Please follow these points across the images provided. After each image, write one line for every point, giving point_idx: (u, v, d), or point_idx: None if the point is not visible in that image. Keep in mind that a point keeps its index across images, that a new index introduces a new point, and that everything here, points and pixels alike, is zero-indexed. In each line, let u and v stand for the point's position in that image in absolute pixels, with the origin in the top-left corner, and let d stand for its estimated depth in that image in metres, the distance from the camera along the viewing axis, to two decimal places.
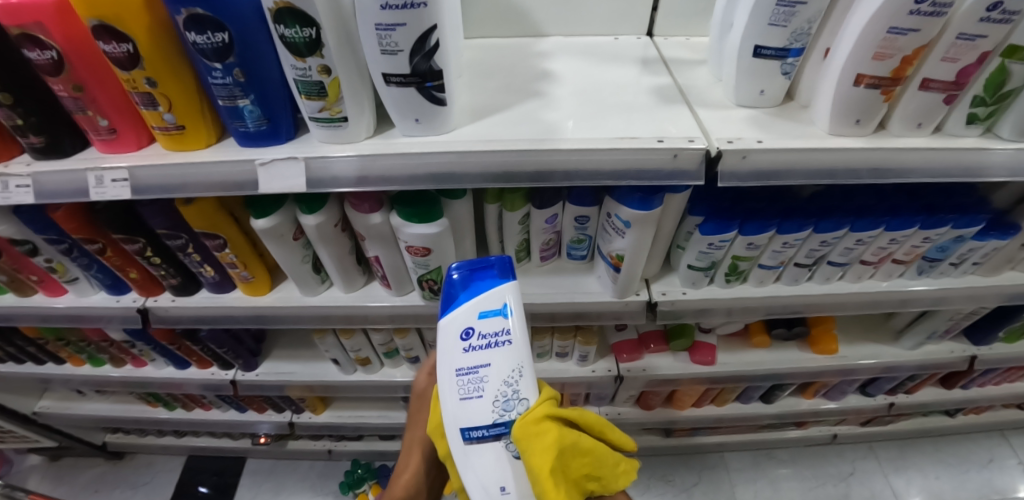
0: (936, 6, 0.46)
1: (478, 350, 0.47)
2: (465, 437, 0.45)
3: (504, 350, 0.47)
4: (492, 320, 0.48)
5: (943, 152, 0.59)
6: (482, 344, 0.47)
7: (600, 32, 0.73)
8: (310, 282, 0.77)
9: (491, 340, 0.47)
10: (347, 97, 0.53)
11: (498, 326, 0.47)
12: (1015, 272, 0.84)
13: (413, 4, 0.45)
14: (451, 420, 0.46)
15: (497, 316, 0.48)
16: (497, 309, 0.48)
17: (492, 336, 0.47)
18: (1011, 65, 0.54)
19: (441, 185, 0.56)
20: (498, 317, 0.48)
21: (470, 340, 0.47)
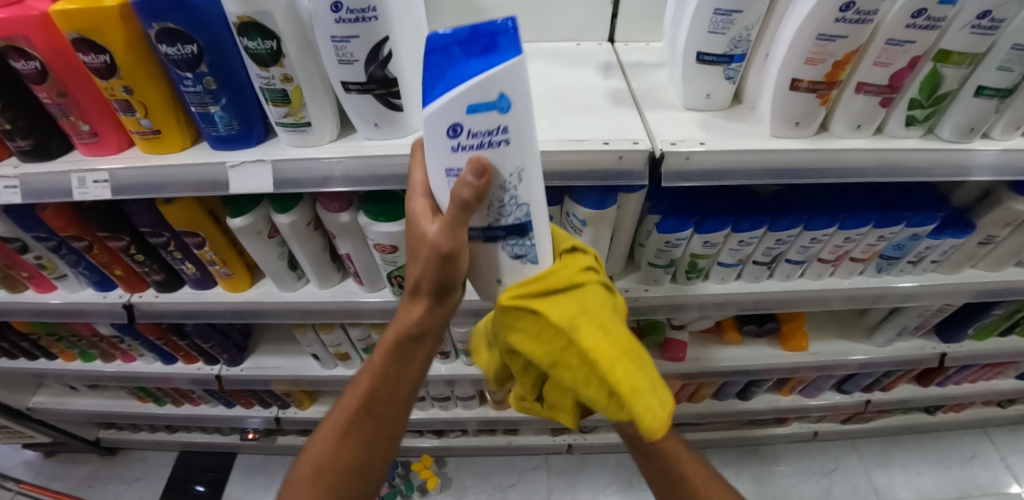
0: (860, 14, 0.49)
1: (468, 151, 0.41)
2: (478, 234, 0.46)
3: (502, 149, 0.40)
4: (483, 116, 0.39)
5: (885, 152, 0.61)
6: (472, 144, 0.40)
7: (565, 37, 0.76)
8: (287, 278, 0.80)
9: (484, 140, 0.40)
10: (310, 103, 0.56)
11: (492, 123, 0.39)
12: (977, 269, 0.86)
13: (365, 17, 0.49)
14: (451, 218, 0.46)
15: (493, 111, 0.38)
16: (490, 102, 0.38)
17: (484, 135, 0.40)
18: (944, 69, 0.56)
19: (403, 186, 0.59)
20: (492, 112, 0.39)
21: (459, 139, 0.40)
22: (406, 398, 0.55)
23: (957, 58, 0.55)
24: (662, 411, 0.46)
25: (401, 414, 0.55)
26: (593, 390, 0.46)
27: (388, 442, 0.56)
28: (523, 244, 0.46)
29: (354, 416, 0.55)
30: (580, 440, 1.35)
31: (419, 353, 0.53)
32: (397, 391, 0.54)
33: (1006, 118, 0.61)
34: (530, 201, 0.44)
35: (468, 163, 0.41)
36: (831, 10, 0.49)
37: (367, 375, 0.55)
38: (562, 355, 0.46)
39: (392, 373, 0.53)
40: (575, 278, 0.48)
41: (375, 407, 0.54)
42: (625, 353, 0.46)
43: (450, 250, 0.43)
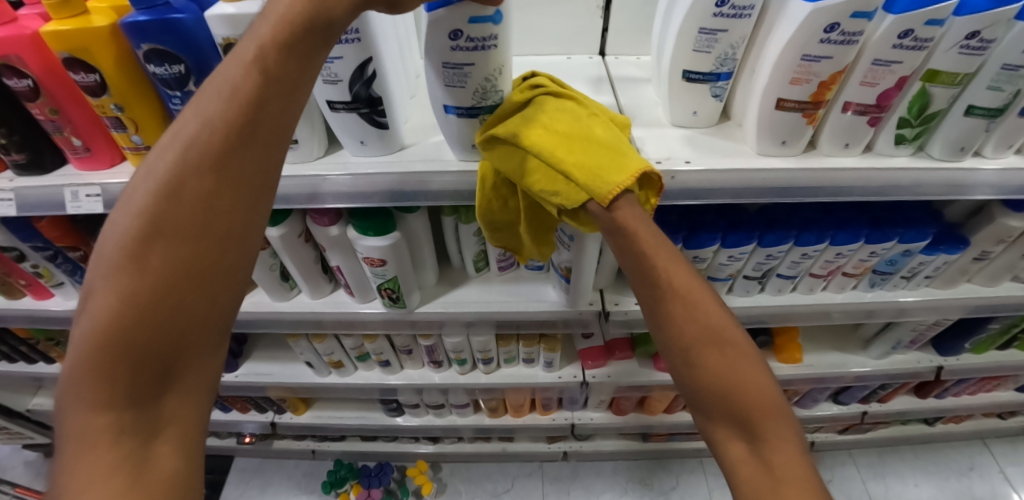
0: (846, 35, 0.48)
1: (465, 52, 0.49)
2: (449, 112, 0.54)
3: (490, 52, 0.49)
4: (480, 26, 0.47)
5: (873, 171, 0.61)
6: (469, 47, 0.48)
7: (554, 51, 0.76)
8: (279, 288, 0.81)
9: (479, 44, 0.48)
10: (297, 121, 0.56)
11: (486, 33, 0.48)
12: (972, 284, 0.85)
13: (348, 39, 0.50)
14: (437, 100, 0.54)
15: (488, 24, 0.47)
16: (489, 17, 0.47)
17: (480, 41, 0.48)
18: (933, 89, 0.55)
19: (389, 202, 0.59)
20: (488, 24, 0.47)
21: (458, 41, 0.48)
22: (228, 272, 0.42)
23: (946, 77, 0.54)
24: (611, 174, 0.49)
25: (224, 294, 0.43)
26: (557, 181, 0.52)
27: (209, 345, 0.43)
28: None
29: (126, 311, 0.39)
30: (574, 447, 1.35)
31: (230, 198, 0.42)
32: (200, 250, 0.41)
33: (996, 136, 0.61)
34: (504, 88, 0.54)
35: (462, 58, 0.49)
36: (816, 31, 0.49)
37: (143, 252, 0.40)
38: (525, 162, 0.53)
39: (193, 222, 0.41)
40: (525, 103, 0.54)
41: (178, 282, 0.40)
42: (572, 136, 0.51)
43: (285, 44, 0.42)
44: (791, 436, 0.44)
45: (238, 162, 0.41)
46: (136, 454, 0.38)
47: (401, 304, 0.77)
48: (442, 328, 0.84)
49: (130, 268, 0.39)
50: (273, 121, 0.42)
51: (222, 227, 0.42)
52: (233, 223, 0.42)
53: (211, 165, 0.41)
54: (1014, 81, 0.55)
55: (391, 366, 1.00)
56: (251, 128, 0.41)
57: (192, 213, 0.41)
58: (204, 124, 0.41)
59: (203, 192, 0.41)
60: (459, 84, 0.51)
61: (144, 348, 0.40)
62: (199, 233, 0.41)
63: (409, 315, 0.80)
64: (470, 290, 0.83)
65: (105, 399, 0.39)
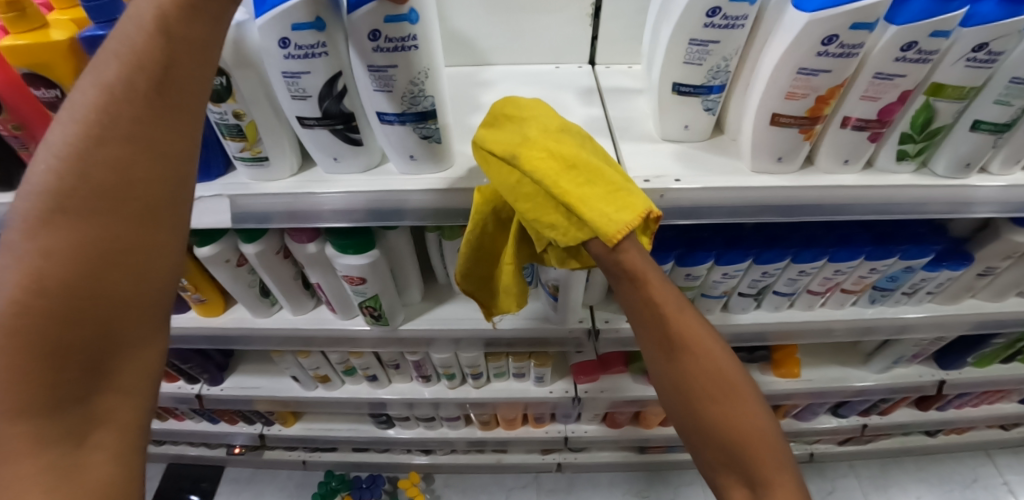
0: (844, 48, 0.45)
1: (386, 53, 0.45)
2: (381, 119, 0.51)
3: (412, 53, 0.46)
4: (397, 25, 0.44)
5: (874, 189, 0.58)
6: (389, 47, 0.45)
7: (543, 59, 0.73)
8: (260, 304, 0.78)
9: (398, 44, 0.45)
10: (266, 137, 0.54)
11: (404, 32, 0.44)
12: (977, 299, 0.82)
13: (314, 53, 0.47)
14: (368, 107, 0.51)
15: (404, 22, 0.44)
16: (403, 14, 0.43)
17: (398, 41, 0.45)
18: (937, 103, 0.52)
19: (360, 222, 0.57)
20: (405, 23, 0.44)
21: (377, 42, 0.45)
22: (157, 251, 0.37)
23: (952, 91, 0.51)
24: (619, 214, 0.44)
25: (154, 276, 0.37)
26: (546, 206, 0.48)
27: (142, 336, 0.38)
28: (429, 127, 0.52)
29: (28, 307, 0.33)
30: (569, 459, 1.32)
31: (152, 169, 0.36)
32: (121, 230, 0.35)
33: (1004, 152, 0.58)
34: (435, 93, 0.50)
35: (384, 60, 0.46)
36: (813, 44, 0.46)
37: (46, 238, 0.33)
38: (508, 181, 0.48)
39: (106, 200, 0.35)
40: (512, 120, 0.50)
41: (97, 267, 0.35)
42: (563, 158, 0.46)
43: (190, 3, 0.36)
44: (781, 465, 0.45)
45: (158, 131, 0.36)
46: (66, 459, 0.34)
47: (383, 322, 0.75)
48: (431, 346, 0.82)
49: (34, 257, 0.33)
50: (189, 86, 0.37)
51: (143, 204, 0.36)
52: (157, 198, 0.37)
53: (122, 135, 0.35)
54: None
55: (379, 380, 0.98)
56: (164, 89, 0.36)
57: (104, 190, 0.35)
58: (109, 89, 0.35)
59: (116, 165, 0.35)
60: (385, 89, 0.48)
61: (61, 347, 0.34)
62: (118, 211, 0.35)
63: (394, 332, 0.78)
64: (457, 306, 0.80)
65: (17, 410, 0.33)
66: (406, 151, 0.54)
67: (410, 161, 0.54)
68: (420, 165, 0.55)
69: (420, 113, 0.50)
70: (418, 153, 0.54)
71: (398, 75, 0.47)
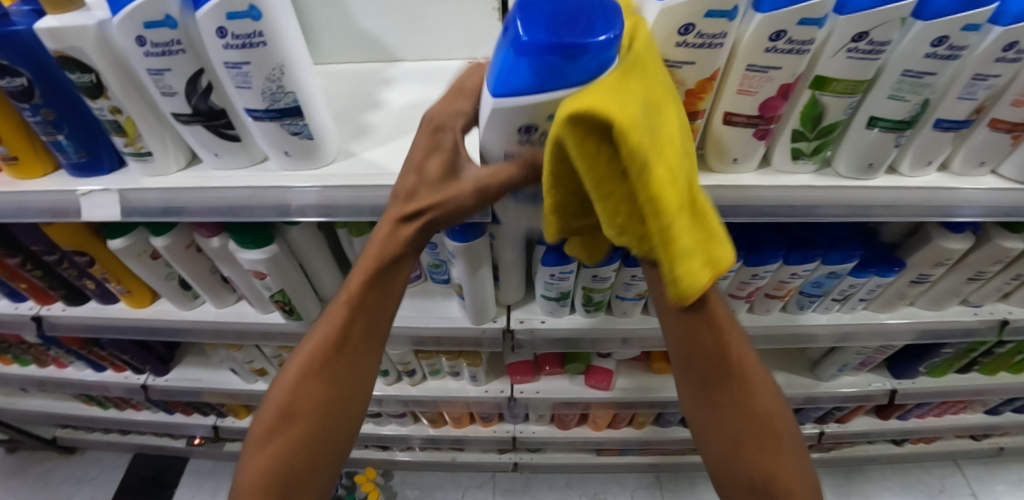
0: (704, 38, 0.43)
1: (236, 50, 0.46)
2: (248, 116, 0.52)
3: (262, 50, 0.47)
4: (242, 23, 0.44)
5: (768, 189, 0.55)
6: (237, 44, 0.46)
7: (453, 56, 0.73)
8: (182, 297, 0.79)
9: (246, 41, 0.46)
10: (146, 133, 0.55)
11: (250, 29, 0.45)
12: (916, 307, 0.81)
13: (171, 50, 0.47)
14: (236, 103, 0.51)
15: (248, 19, 0.45)
16: (245, 12, 0.44)
17: (245, 38, 0.45)
18: (824, 98, 0.49)
19: (237, 217, 0.57)
20: (248, 20, 0.45)
21: (225, 39, 0.45)
22: (365, 364, 0.55)
23: (837, 85, 0.48)
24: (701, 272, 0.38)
25: (355, 404, 0.55)
26: (640, 228, 0.40)
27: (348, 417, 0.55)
28: (297, 123, 0.53)
29: (291, 421, 0.53)
30: (525, 459, 1.31)
31: (366, 339, 0.54)
32: (349, 358, 0.53)
33: (912, 151, 0.56)
34: (297, 89, 0.51)
35: (236, 57, 0.46)
36: (671, 33, 0.43)
37: (303, 385, 0.53)
38: (604, 216, 0.39)
39: (340, 346, 0.53)
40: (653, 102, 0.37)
41: (330, 403, 0.53)
42: (687, 203, 0.38)
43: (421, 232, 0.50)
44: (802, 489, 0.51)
45: (380, 311, 0.53)
46: None
47: (297, 316, 0.75)
48: None
49: (288, 389, 0.53)
50: (393, 285, 0.53)
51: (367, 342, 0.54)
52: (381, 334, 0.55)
53: (360, 309, 0.53)
54: (919, 91, 0.48)
55: None
56: (387, 284, 0.52)
57: (347, 340, 0.53)
58: (362, 285, 0.52)
59: (345, 337, 0.53)
60: (244, 85, 0.49)
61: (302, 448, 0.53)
62: (354, 349, 0.54)
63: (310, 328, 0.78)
64: None
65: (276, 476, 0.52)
66: (279, 147, 0.55)
67: (285, 158, 0.55)
68: (296, 162, 0.56)
69: (284, 109, 0.51)
70: (292, 150, 0.55)
71: (253, 72, 0.48)
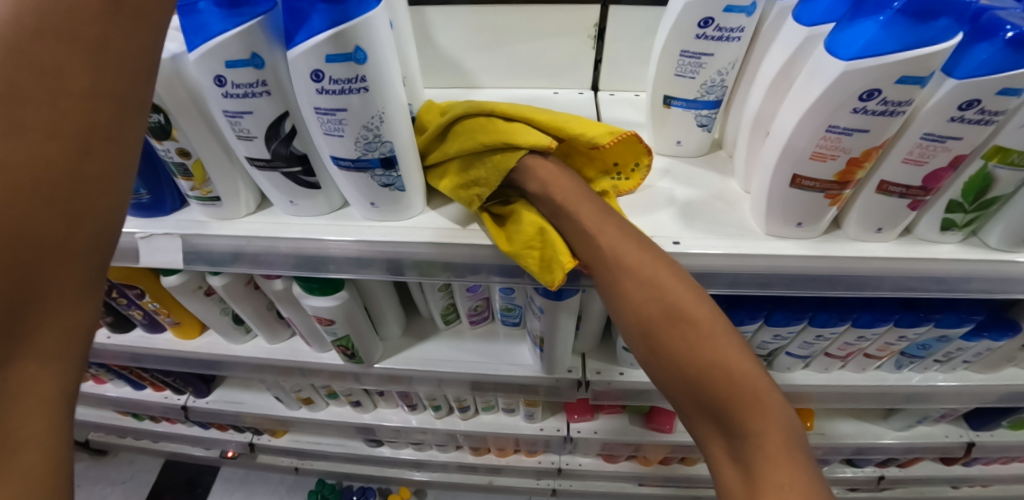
0: (887, 105, 0.37)
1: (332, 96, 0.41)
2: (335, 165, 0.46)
3: (360, 96, 0.41)
4: (342, 67, 0.39)
5: (913, 262, 0.49)
6: (335, 90, 0.40)
7: (536, 83, 0.67)
8: (233, 332, 0.75)
9: (345, 86, 0.40)
10: (215, 177, 0.50)
11: (349, 73, 0.40)
12: (1019, 369, 0.75)
13: (255, 92, 0.42)
14: (324, 150, 0.46)
15: (349, 63, 0.39)
16: (347, 55, 0.39)
17: (344, 82, 0.40)
18: (997, 170, 0.43)
19: (314, 270, 0.53)
20: (349, 64, 0.39)
21: (321, 84, 0.40)
22: (159, 21, 0.31)
23: (1016, 157, 0.42)
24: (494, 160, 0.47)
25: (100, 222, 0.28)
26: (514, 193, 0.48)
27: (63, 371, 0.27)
28: (390, 174, 0.47)
29: None
30: (564, 486, 1.26)
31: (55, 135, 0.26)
32: (69, 88, 0.27)
33: None
34: (394, 138, 0.45)
35: (333, 103, 0.41)
36: (845, 98, 0.37)
37: None
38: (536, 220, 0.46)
39: (62, 170, 0.26)
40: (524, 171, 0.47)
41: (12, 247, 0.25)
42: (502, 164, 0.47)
43: None
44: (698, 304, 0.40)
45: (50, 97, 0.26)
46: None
47: (358, 360, 0.70)
48: (419, 384, 0.75)
49: None
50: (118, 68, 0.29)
51: (133, 46, 0.29)
52: (111, 176, 0.29)
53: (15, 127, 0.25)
54: None
55: (363, 405, 0.93)
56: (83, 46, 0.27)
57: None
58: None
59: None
60: (337, 133, 0.43)
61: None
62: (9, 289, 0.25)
63: (368, 369, 0.73)
64: (438, 344, 0.75)
65: None
66: (366, 197, 0.49)
67: (371, 210, 0.50)
68: (382, 213, 0.51)
69: (376, 160, 0.46)
70: (379, 201, 0.49)
71: (349, 120, 0.42)
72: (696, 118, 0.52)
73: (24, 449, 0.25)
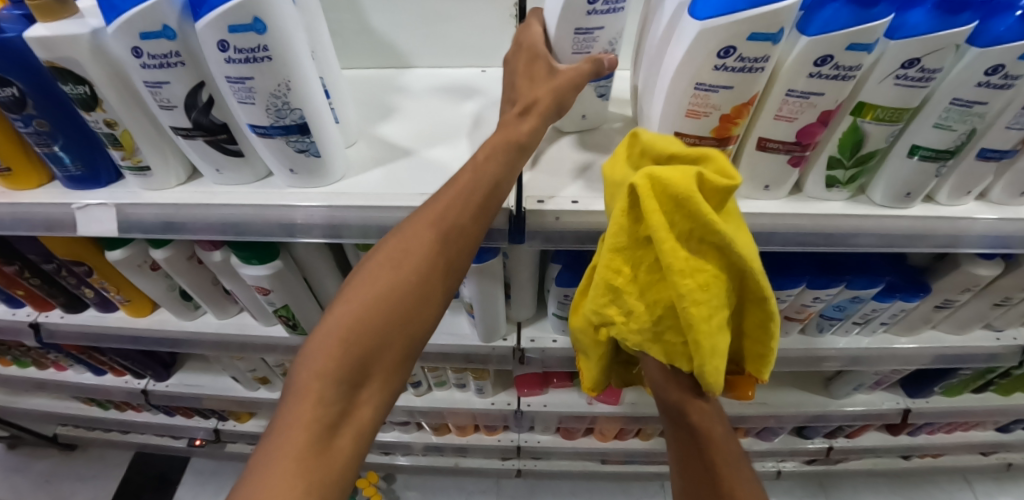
0: (744, 62, 0.40)
1: (239, 64, 0.43)
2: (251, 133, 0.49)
3: (265, 64, 0.44)
4: (245, 36, 0.42)
5: (799, 217, 0.52)
6: (241, 58, 0.43)
7: (466, 63, 0.70)
8: (182, 308, 0.77)
9: (250, 55, 0.43)
10: (145, 147, 0.53)
11: (254, 42, 0.42)
12: (937, 331, 0.79)
13: (169, 63, 0.45)
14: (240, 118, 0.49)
15: (251, 32, 0.42)
16: (248, 25, 0.41)
17: (249, 51, 0.42)
18: (865, 125, 0.46)
19: (240, 236, 0.55)
20: (251, 33, 0.42)
21: (227, 53, 0.43)
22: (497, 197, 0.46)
23: (879, 113, 0.45)
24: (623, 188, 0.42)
25: (419, 331, 0.41)
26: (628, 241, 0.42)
27: (367, 427, 0.38)
28: (304, 140, 0.50)
29: (353, 326, 0.38)
30: (528, 466, 1.28)
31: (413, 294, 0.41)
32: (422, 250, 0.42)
33: (951, 181, 0.53)
34: (304, 105, 0.48)
35: (239, 71, 0.44)
36: (709, 57, 0.41)
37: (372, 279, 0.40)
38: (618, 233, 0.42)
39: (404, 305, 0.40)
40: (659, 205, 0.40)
41: (360, 344, 0.38)
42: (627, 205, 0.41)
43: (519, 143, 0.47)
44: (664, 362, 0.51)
45: (404, 251, 0.42)
46: (320, 444, 0.35)
47: (301, 331, 0.72)
48: None
49: (321, 369, 0.37)
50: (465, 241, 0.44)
51: (475, 221, 0.44)
52: (422, 308, 0.41)
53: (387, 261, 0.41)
54: (968, 120, 0.45)
55: None
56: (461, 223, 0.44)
57: (364, 325, 0.39)
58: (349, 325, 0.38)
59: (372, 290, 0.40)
60: (248, 101, 0.46)
61: (364, 365, 0.38)
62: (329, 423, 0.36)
63: None
64: None
65: (337, 376, 0.37)
66: (287, 164, 0.52)
67: (292, 176, 0.53)
68: (304, 179, 0.54)
69: (290, 126, 0.48)
70: (299, 167, 0.52)
71: (258, 87, 0.45)
72: (596, 90, 0.56)
73: (343, 457, 0.36)
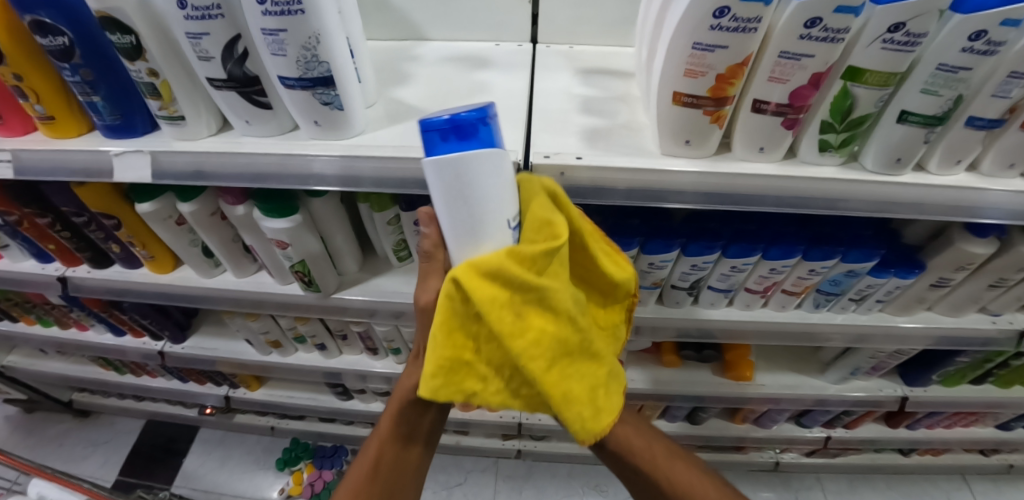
0: (739, 21, 0.43)
1: (273, 16, 0.47)
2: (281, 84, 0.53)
3: (297, 18, 0.47)
4: None
5: (793, 180, 0.55)
6: (275, 11, 0.46)
7: (479, 37, 0.74)
8: (203, 264, 0.81)
9: (284, 8, 0.46)
10: (181, 97, 0.57)
11: None
12: (933, 313, 0.81)
13: (210, 15, 0.49)
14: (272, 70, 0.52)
15: None
16: None
17: (284, 4, 0.46)
18: (856, 89, 0.49)
19: (265, 184, 0.59)
20: None
21: (264, 6, 0.46)
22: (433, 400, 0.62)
23: (870, 77, 0.48)
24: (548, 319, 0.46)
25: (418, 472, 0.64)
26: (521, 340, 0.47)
27: None
28: (329, 93, 0.54)
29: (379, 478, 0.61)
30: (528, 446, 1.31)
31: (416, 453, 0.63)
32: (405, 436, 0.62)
33: (941, 148, 0.55)
34: (330, 59, 0.52)
35: (272, 23, 0.47)
36: (705, 16, 0.44)
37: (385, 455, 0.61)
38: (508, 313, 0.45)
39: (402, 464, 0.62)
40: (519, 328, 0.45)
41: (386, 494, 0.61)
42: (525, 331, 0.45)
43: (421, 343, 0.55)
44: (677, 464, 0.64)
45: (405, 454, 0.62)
46: None
47: (315, 288, 0.76)
48: (373, 317, 0.81)
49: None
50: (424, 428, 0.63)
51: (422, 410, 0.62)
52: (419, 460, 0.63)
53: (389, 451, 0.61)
54: (954, 86, 0.47)
55: (328, 349, 0.99)
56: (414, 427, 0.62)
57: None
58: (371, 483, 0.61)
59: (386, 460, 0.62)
60: (279, 53, 0.50)
61: None
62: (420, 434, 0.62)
63: (325, 300, 0.79)
64: (392, 279, 0.81)
65: None
66: (311, 115, 0.56)
67: (315, 128, 0.56)
68: (325, 132, 0.57)
69: (317, 79, 0.52)
70: (322, 120, 0.56)
71: (289, 39, 0.48)
72: None
73: None
